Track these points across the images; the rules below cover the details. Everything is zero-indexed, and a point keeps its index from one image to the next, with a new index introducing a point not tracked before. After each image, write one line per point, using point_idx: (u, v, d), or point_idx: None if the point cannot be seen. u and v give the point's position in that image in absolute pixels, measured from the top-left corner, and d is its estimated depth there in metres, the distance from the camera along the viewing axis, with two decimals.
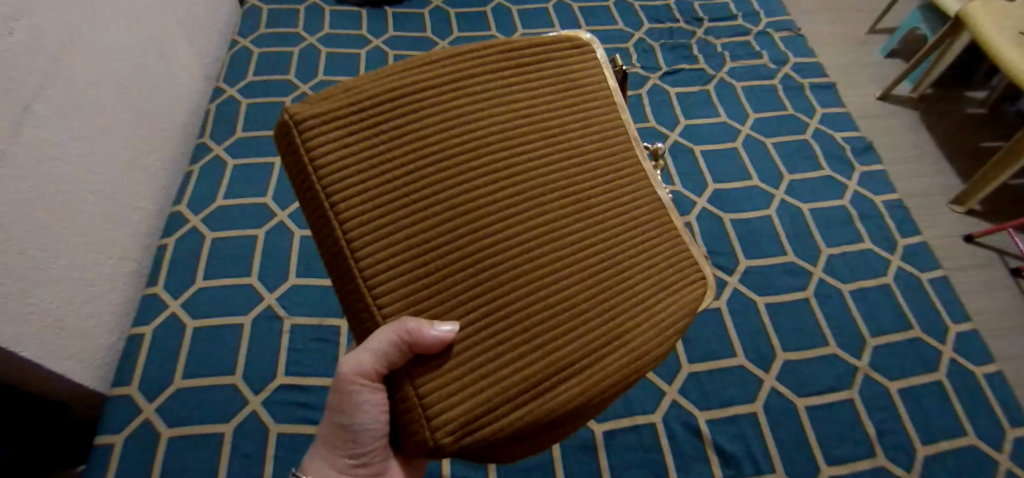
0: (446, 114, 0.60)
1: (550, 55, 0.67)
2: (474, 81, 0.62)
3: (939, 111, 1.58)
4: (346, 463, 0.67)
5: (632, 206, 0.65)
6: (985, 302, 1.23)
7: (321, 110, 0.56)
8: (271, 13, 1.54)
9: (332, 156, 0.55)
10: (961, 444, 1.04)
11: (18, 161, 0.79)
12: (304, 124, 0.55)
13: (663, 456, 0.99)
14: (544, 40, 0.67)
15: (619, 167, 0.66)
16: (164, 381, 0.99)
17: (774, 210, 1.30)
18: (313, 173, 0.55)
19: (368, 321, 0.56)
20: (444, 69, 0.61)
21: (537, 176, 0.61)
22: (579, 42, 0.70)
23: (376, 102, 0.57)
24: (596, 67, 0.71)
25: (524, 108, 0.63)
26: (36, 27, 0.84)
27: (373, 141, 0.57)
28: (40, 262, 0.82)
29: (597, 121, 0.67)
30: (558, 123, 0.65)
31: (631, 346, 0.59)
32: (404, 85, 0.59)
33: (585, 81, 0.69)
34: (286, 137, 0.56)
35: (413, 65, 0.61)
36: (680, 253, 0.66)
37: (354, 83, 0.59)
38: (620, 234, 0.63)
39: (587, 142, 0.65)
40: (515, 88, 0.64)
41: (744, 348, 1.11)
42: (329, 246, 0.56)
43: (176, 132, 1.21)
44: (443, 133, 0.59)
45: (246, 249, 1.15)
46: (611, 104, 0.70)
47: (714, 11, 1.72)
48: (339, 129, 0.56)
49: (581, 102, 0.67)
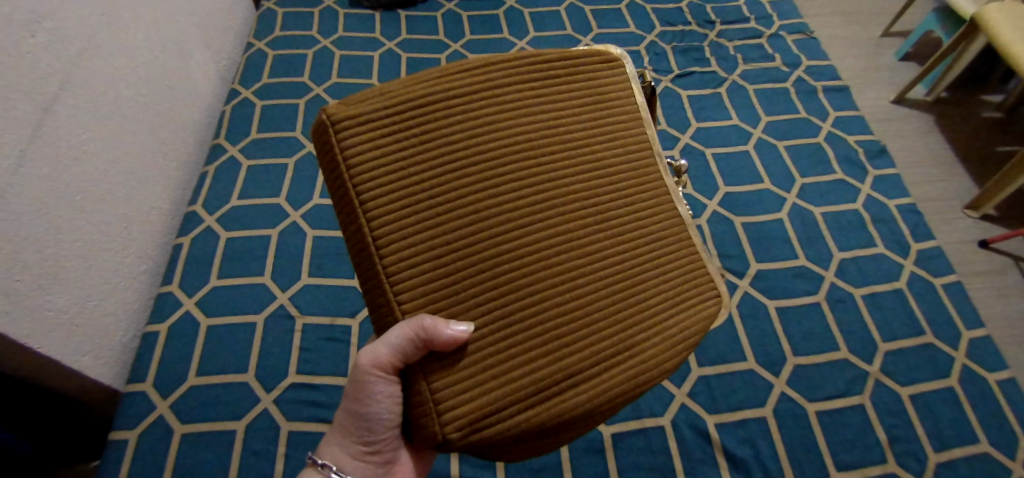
0: (475, 120, 0.60)
1: (580, 67, 0.67)
2: (505, 89, 0.63)
3: (956, 116, 1.56)
4: (360, 450, 0.68)
5: (652, 221, 0.65)
6: (999, 308, 1.22)
7: (357, 113, 0.57)
8: (287, 16, 1.56)
9: (364, 157, 0.57)
10: (974, 452, 1.03)
11: (40, 160, 0.82)
12: (341, 125, 0.57)
13: (672, 459, 0.99)
14: (575, 53, 0.67)
15: (642, 179, 0.66)
16: (179, 378, 1.01)
17: (785, 213, 1.30)
18: (346, 171, 0.56)
19: (388, 316, 0.57)
20: (476, 78, 0.62)
21: (561, 185, 0.61)
22: (609, 56, 0.70)
23: (409, 108, 0.58)
24: (626, 83, 0.71)
25: (550, 118, 0.63)
26: (58, 30, 0.87)
27: (402, 145, 0.58)
28: (60, 259, 0.84)
29: (623, 134, 0.67)
30: (583, 135, 0.64)
31: (643, 357, 0.59)
32: (435, 92, 0.60)
33: (613, 95, 0.69)
34: (323, 137, 0.58)
35: (445, 73, 0.62)
36: (696, 270, 0.66)
37: (387, 88, 0.60)
38: (638, 247, 0.63)
39: (611, 153, 0.65)
40: (544, 95, 0.64)
41: (754, 352, 1.10)
42: (356, 241, 0.57)
43: (193, 132, 1.23)
44: (470, 141, 0.59)
45: (261, 248, 1.16)
46: (639, 118, 0.70)
47: (727, 14, 1.71)
48: (372, 131, 0.57)
49: (607, 114, 0.67)
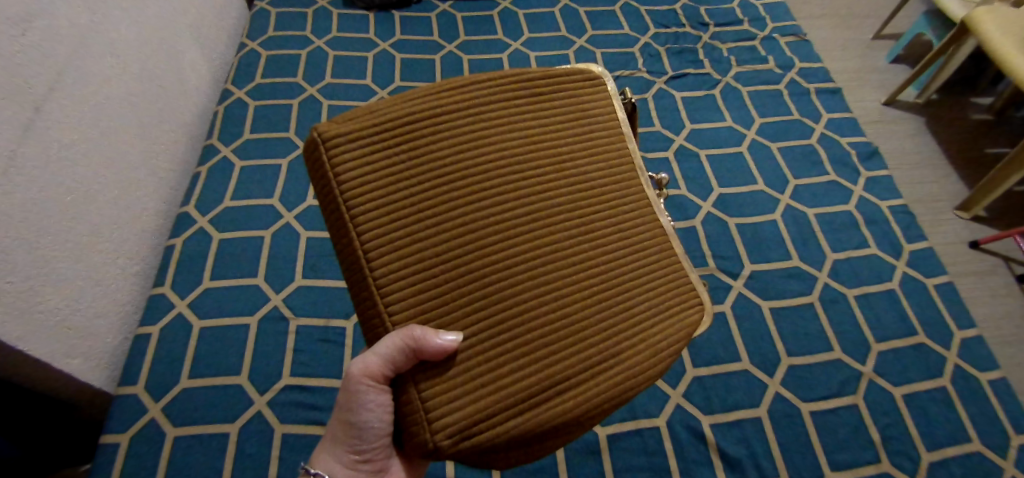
0: (461, 133, 0.60)
1: (562, 84, 0.68)
2: (489, 104, 0.63)
3: (946, 117, 1.58)
4: (352, 458, 0.67)
5: (637, 231, 0.65)
6: (990, 309, 1.23)
7: (344, 129, 0.57)
8: (280, 16, 1.55)
9: (352, 171, 0.56)
10: (966, 451, 1.03)
11: (30, 160, 0.81)
12: (327, 140, 0.57)
13: (668, 460, 0.99)
14: (558, 71, 0.68)
15: (626, 191, 0.66)
16: (170, 381, 0.99)
17: (779, 215, 1.31)
18: (333, 185, 0.56)
19: (379, 327, 0.56)
20: (461, 94, 0.62)
21: (547, 197, 0.61)
22: (591, 74, 0.71)
23: (396, 123, 0.59)
24: (609, 99, 0.71)
25: (535, 132, 0.64)
26: (49, 29, 0.86)
27: (389, 159, 0.58)
28: (51, 261, 0.83)
29: (607, 148, 0.67)
30: (569, 149, 0.65)
31: (630, 364, 0.59)
32: (421, 108, 0.60)
33: (597, 111, 0.69)
34: (310, 152, 0.58)
35: (429, 89, 0.62)
36: (681, 279, 0.66)
37: (375, 105, 0.60)
38: (625, 257, 0.63)
39: (596, 166, 0.65)
40: (530, 111, 0.65)
41: (749, 352, 1.11)
42: (345, 253, 0.57)
43: (184, 132, 1.22)
44: (456, 154, 0.59)
45: (255, 250, 1.15)
46: (621, 132, 0.70)
47: (720, 17, 1.72)
48: (358, 145, 0.57)
49: (591, 128, 0.67)
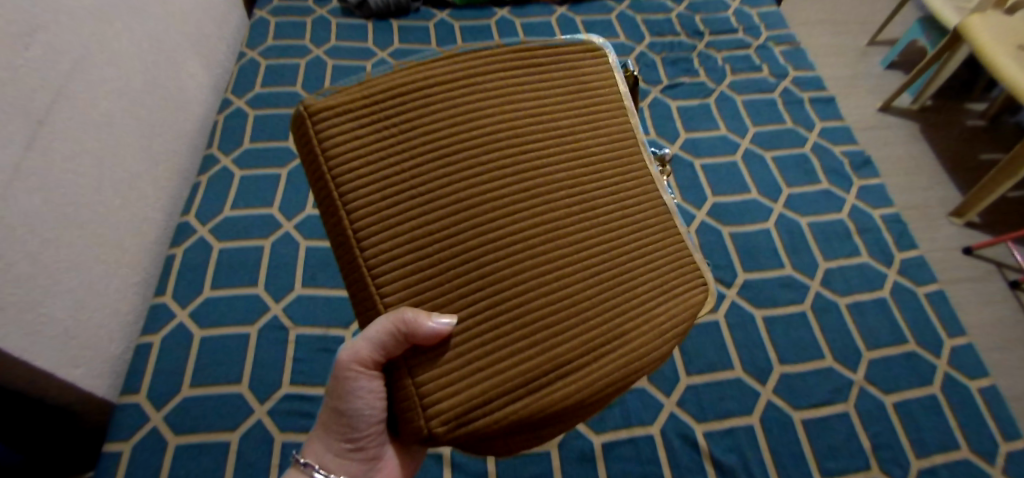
0: (459, 111, 0.62)
1: (559, 61, 0.69)
2: (487, 82, 0.64)
3: (939, 124, 1.59)
4: (343, 447, 0.69)
5: (636, 211, 0.66)
6: (981, 316, 1.25)
7: (342, 109, 0.59)
8: (280, 25, 1.57)
9: (349, 152, 0.58)
10: (956, 458, 1.05)
11: (33, 174, 0.82)
12: (324, 122, 0.59)
13: (661, 467, 1.00)
14: (556, 48, 0.69)
15: (625, 170, 0.67)
16: (172, 389, 1.01)
17: (772, 223, 1.32)
18: (329, 167, 0.58)
19: (371, 308, 0.58)
20: (460, 73, 0.63)
21: (545, 175, 0.63)
22: (590, 49, 0.72)
23: (394, 103, 0.60)
24: (607, 75, 0.72)
25: (532, 110, 0.65)
26: (51, 43, 0.87)
27: (387, 139, 0.59)
28: (54, 273, 0.84)
29: (605, 126, 0.69)
30: (567, 128, 0.66)
31: (627, 346, 0.60)
32: (419, 87, 0.61)
33: (595, 90, 0.70)
34: (304, 131, 0.59)
35: (428, 68, 0.63)
36: (680, 259, 0.67)
37: (373, 82, 0.61)
38: (623, 238, 0.64)
39: (594, 146, 0.67)
40: (527, 89, 0.66)
41: (742, 360, 1.12)
42: (338, 235, 0.59)
43: (185, 142, 1.23)
44: (455, 133, 0.61)
45: (254, 258, 1.17)
46: (619, 109, 0.71)
47: (716, 24, 1.74)
48: (356, 127, 0.59)
49: (588, 105, 0.68)
